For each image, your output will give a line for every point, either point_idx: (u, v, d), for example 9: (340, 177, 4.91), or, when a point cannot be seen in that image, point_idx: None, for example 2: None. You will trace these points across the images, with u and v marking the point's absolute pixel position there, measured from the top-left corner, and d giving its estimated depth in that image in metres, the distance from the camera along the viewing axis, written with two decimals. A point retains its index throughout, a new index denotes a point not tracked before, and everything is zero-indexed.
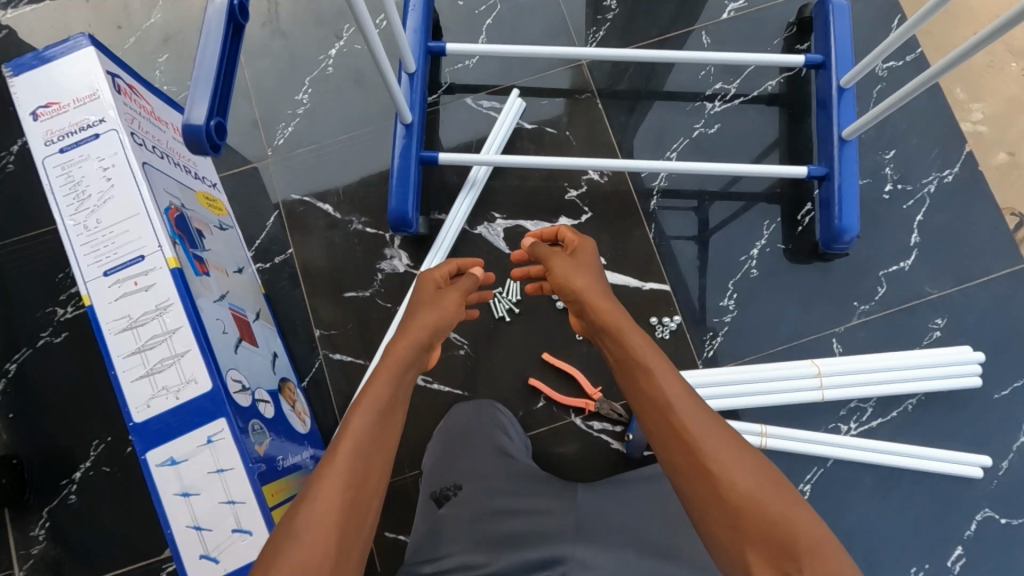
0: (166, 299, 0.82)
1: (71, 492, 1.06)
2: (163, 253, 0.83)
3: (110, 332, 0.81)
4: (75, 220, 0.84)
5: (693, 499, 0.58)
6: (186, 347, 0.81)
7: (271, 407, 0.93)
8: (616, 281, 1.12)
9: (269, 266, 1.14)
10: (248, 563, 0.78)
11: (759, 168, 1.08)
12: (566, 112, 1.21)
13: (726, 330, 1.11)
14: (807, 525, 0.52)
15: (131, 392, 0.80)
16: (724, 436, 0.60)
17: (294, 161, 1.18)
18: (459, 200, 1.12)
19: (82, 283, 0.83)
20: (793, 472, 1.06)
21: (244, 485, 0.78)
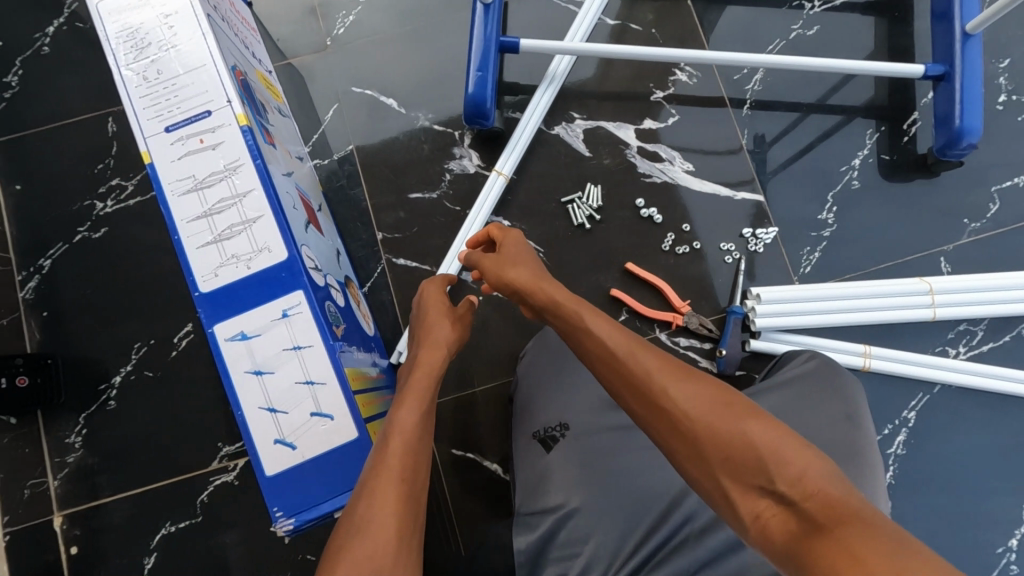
0: (235, 160, 0.71)
1: (111, 398, 0.98)
2: (234, 109, 0.72)
3: (172, 194, 0.70)
4: (133, 70, 0.72)
5: (674, 450, 0.57)
6: (259, 213, 0.71)
7: (342, 297, 0.83)
8: (705, 190, 1.04)
9: (327, 164, 1.05)
10: (330, 451, 0.68)
11: (871, 65, 0.98)
12: (651, 9, 1.11)
13: (825, 245, 1.02)
14: (773, 440, 0.52)
15: (197, 260, 0.70)
16: (678, 375, 0.59)
17: (356, 52, 1.08)
18: (537, 96, 1.02)
19: (141, 140, 0.71)
20: (895, 397, 0.98)
21: (325, 363, 0.69)
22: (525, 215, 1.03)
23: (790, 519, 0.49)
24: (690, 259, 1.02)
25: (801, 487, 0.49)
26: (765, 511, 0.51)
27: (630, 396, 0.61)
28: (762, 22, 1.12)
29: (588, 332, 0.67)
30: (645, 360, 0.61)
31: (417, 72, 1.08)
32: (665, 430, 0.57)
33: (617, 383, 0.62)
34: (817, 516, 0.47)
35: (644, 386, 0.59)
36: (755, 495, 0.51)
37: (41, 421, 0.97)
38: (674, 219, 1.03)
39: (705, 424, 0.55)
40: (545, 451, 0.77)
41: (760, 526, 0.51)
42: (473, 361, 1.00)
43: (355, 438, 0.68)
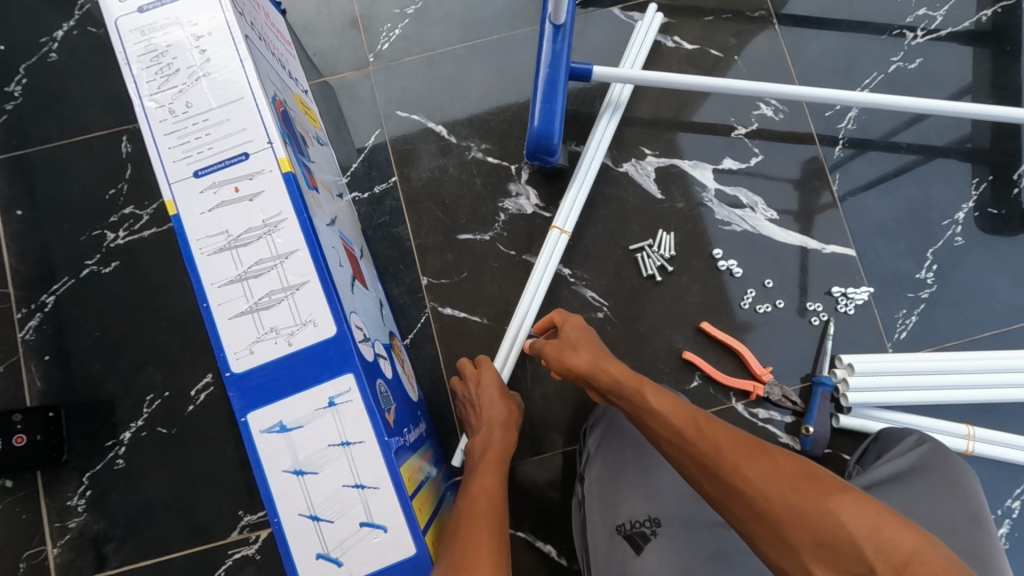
0: (276, 213, 0.58)
1: (119, 456, 0.87)
2: (275, 150, 0.58)
3: (201, 253, 0.57)
4: (158, 102, 0.59)
5: (751, 536, 0.46)
6: (303, 279, 0.57)
7: (389, 364, 0.71)
8: (791, 240, 0.93)
9: (368, 197, 0.93)
10: (383, 568, 0.57)
11: (991, 109, 0.86)
12: (734, 33, 1.00)
13: (923, 307, 0.91)
14: (870, 518, 0.40)
15: (229, 334, 0.57)
16: (747, 446, 0.49)
17: (402, 71, 0.97)
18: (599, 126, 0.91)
19: (165, 185, 0.58)
20: (998, 483, 0.87)
21: (379, 464, 0.57)
22: (588, 263, 0.92)
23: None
24: (772, 319, 0.91)
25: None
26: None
27: (698, 474, 0.51)
28: (857, 51, 1.00)
29: (648, 408, 0.59)
30: (709, 432, 0.52)
31: (471, 96, 0.96)
32: (741, 512, 0.46)
33: (681, 462, 0.53)
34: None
35: (710, 460, 0.50)
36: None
37: (40, 480, 0.86)
38: (755, 273, 0.92)
39: (781, 500, 0.44)
40: (635, 551, 0.67)
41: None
42: (526, 426, 0.89)
43: (413, 554, 0.57)
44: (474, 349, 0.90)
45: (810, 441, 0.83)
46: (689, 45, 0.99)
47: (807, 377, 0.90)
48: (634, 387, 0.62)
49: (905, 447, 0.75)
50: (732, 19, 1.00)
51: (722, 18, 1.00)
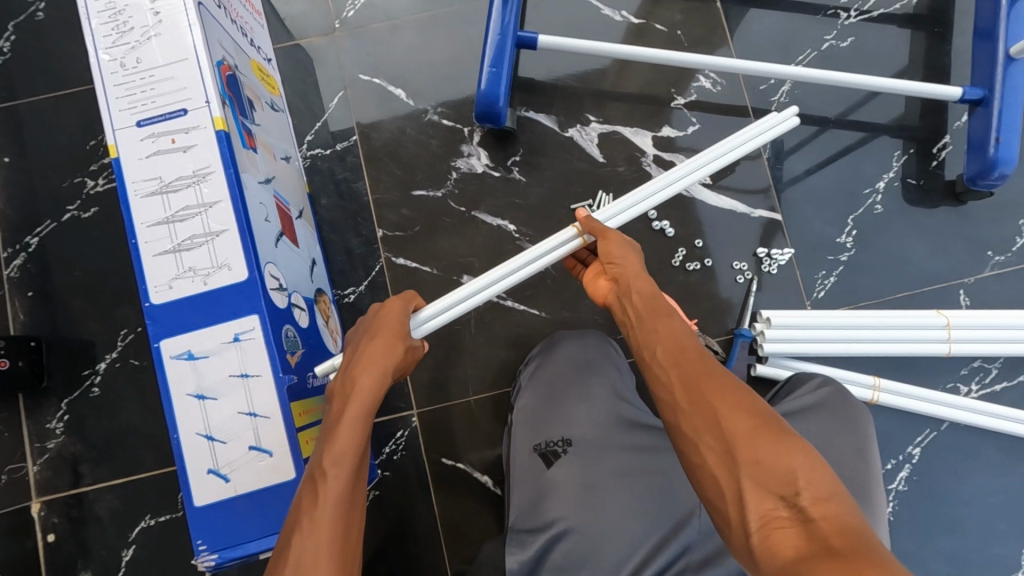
0: (206, 166, 0.69)
1: (95, 384, 0.95)
2: (211, 111, 0.70)
3: (135, 195, 0.68)
4: (111, 56, 0.70)
5: (702, 448, 0.53)
6: (223, 227, 0.68)
7: (307, 316, 0.80)
8: (721, 205, 1.00)
9: (331, 154, 1.01)
10: (265, 489, 0.65)
11: (910, 83, 0.92)
12: (678, 9, 1.06)
13: (841, 269, 0.98)
14: (813, 467, 0.48)
15: (151, 268, 0.67)
16: (735, 383, 0.55)
17: (365, 36, 1.03)
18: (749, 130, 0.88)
19: (109, 131, 0.69)
20: (901, 430, 0.95)
21: (270, 397, 0.66)
22: (532, 220, 0.99)
23: (801, 539, 0.44)
24: (701, 276, 0.98)
25: (823, 509, 0.46)
26: (776, 523, 0.46)
27: (681, 385, 0.57)
28: (794, 29, 1.06)
29: (658, 330, 0.64)
30: (710, 360, 0.58)
31: (429, 62, 1.03)
32: (703, 423, 0.53)
33: (671, 370, 0.58)
34: (830, 538, 0.43)
35: (698, 380, 0.56)
36: (773, 505, 0.47)
37: (23, 404, 0.94)
38: (687, 234, 0.99)
39: (743, 427, 0.51)
40: (546, 465, 0.75)
41: (766, 537, 0.46)
42: (470, 367, 0.97)
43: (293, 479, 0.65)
44: (424, 296, 0.97)
45: None
46: (636, 20, 1.05)
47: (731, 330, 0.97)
48: (657, 311, 0.66)
49: (810, 387, 0.82)
50: None
51: None
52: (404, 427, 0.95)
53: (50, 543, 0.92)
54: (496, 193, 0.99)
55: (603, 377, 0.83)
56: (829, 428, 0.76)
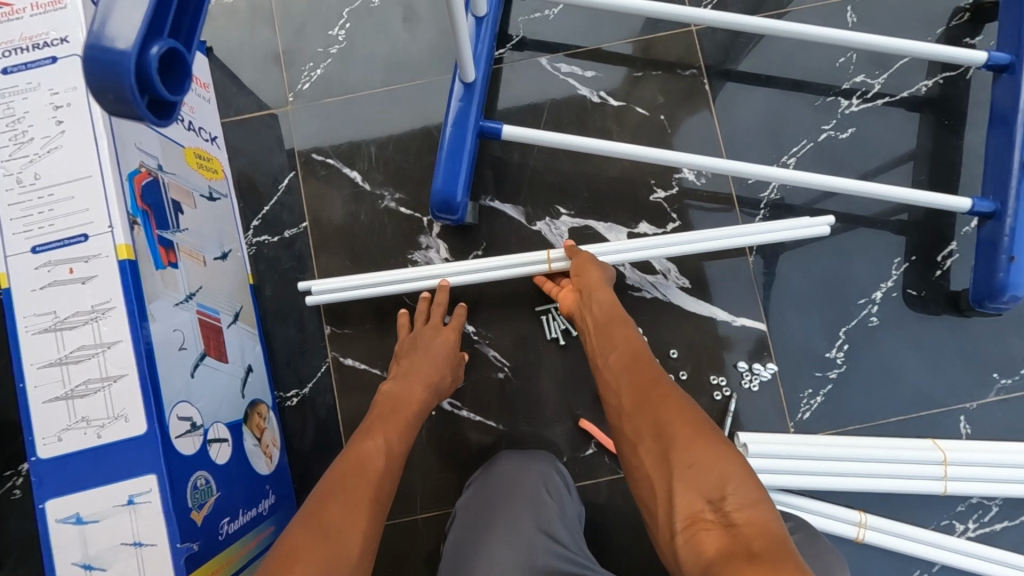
0: (105, 300, 0.61)
1: (17, 486, 0.89)
2: (114, 237, 0.62)
3: (26, 330, 0.61)
4: (7, 170, 0.63)
5: (642, 453, 0.59)
6: (122, 371, 0.61)
7: (229, 447, 0.73)
8: (701, 310, 0.92)
9: (278, 241, 0.93)
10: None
11: (899, 190, 0.83)
12: (663, 90, 0.97)
13: (829, 387, 0.89)
14: (737, 470, 0.52)
15: (40, 415, 0.60)
16: (677, 395, 0.62)
17: (320, 113, 0.95)
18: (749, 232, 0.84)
19: (2, 256, 0.62)
20: (888, 570, 0.86)
21: (165, 569, 0.59)
22: (492, 321, 0.91)
23: (721, 537, 0.48)
24: None
25: (746, 514, 0.49)
26: (702, 526, 0.50)
27: (632, 399, 0.64)
28: (789, 115, 0.97)
29: (617, 349, 0.72)
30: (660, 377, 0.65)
31: (387, 141, 0.94)
32: (646, 430, 0.60)
33: (627, 389, 0.66)
34: (747, 539, 0.47)
35: (648, 391, 0.63)
36: (700, 506, 0.51)
37: None
38: (660, 342, 0.91)
39: (681, 436, 0.56)
40: None
41: (693, 536, 0.50)
42: (417, 481, 0.89)
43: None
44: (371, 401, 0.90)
45: None
46: (616, 101, 0.97)
47: None
48: (620, 326, 0.74)
49: None
50: (662, 75, 0.97)
51: (651, 74, 0.97)
52: None
53: None
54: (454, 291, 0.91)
55: (531, 508, 0.75)
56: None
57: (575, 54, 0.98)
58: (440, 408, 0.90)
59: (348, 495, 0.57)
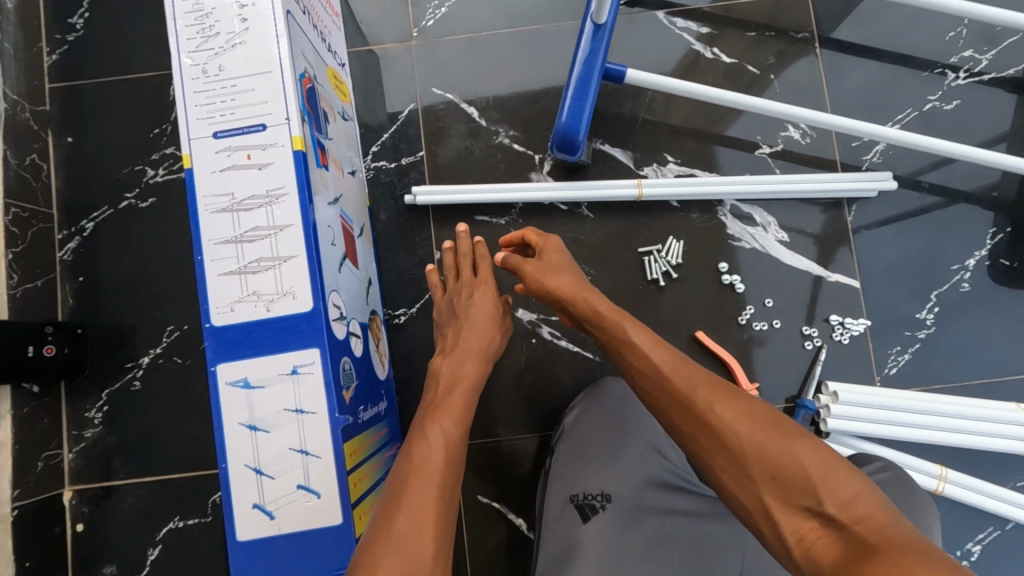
0: (280, 186, 0.66)
1: (136, 378, 0.94)
2: (290, 129, 0.66)
3: (205, 208, 0.66)
4: (193, 60, 0.67)
5: (716, 467, 0.55)
6: (292, 252, 0.65)
7: (361, 344, 0.77)
8: (797, 265, 0.95)
9: (394, 168, 0.97)
10: (308, 529, 0.63)
11: (1006, 158, 0.86)
12: (774, 52, 1.00)
13: (917, 347, 0.92)
14: (822, 464, 0.50)
15: (214, 287, 0.65)
16: (719, 394, 0.57)
17: (442, 49, 0.99)
18: (825, 176, 0.92)
19: (185, 139, 0.66)
20: (962, 525, 0.90)
21: (324, 436, 0.63)
22: (596, 259, 0.95)
23: (838, 542, 0.46)
24: (767, 337, 0.93)
25: (852, 513, 0.47)
26: (814, 538, 0.48)
27: (675, 414, 0.59)
28: (894, 85, 1.00)
29: (632, 345, 0.67)
30: (691, 377, 0.60)
31: (505, 81, 0.98)
32: (716, 446, 0.55)
33: (660, 401, 0.61)
34: (868, 540, 0.45)
35: (692, 399, 0.58)
36: (806, 520, 0.48)
37: (62, 389, 0.93)
38: (756, 291, 0.94)
39: (750, 445, 0.53)
40: (582, 520, 0.70)
41: (806, 547, 0.48)
42: (514, 405, 0.93)
43: (336, 524, 0.63)
44: None
45: None
46: (727, 58, 1.00)
47: (792, 399, 0.93)
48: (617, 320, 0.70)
49: (871, 469, 0.80)
50: (774, 37, 1.00)
51: (764, 36, 1.00)
52: None
53: (78, 532, 0.91)
54: (560, 227, 0.95)
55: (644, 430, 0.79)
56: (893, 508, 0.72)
57: (691, 11, 1.01)
58: (541, 337, 0.94)
59: (396, 499, 0.52)
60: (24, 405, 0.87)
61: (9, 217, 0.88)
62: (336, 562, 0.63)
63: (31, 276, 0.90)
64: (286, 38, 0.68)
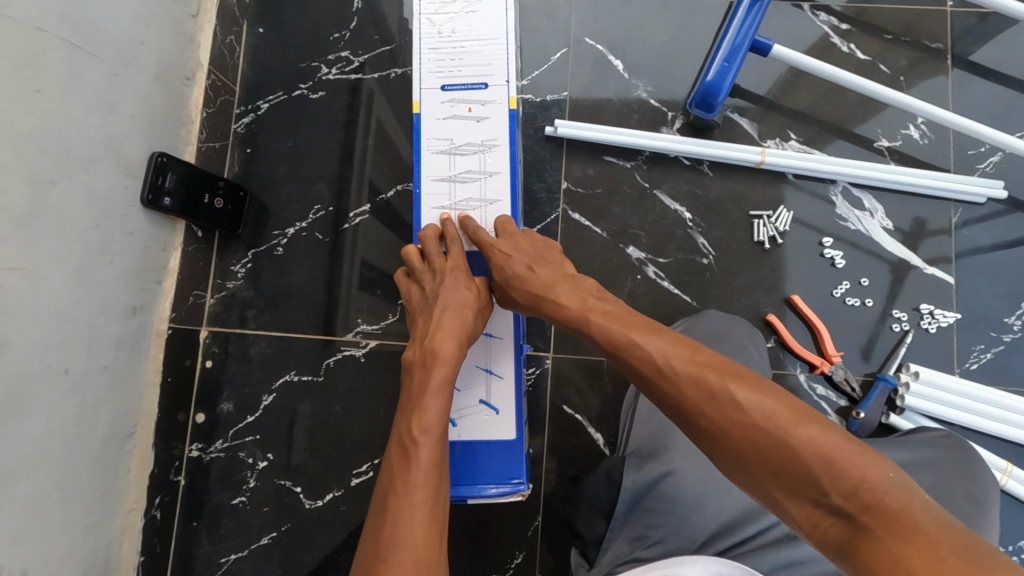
0: (493, 138, 0.80)
1: (280, 245, 1.06)
2: (508, 91, 0.80)
3: (428, 149, 0.81)
4: (433, 22, 0.82)
5: (723, 464, 0.55)
6: (496, 197, 0.80)
7: None
8: (895, 253, 1.02)
9: (538, 102, 1.07)
10: (483, 440, 0.76)
11: None
12: (907, 58, 1.08)
13: (1000, 348, 0.98)
14: (823, 452, 0.48)
15: (429, 217, 0.81)
16: (707, 402, 0.55)
17: (601, 5, 1.09)
18: (945, 179, 0.99)
19: (418, 88, 0.81)
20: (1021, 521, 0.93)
21: (506, 357, 0.78)
22: (709, 214, 1.03)
23: (846, 529, 0.46)
24: (856, 313, 1.00)
25: (858, 499, 0.46)
26: (822, 523, 0.48)
27: (672, 418, 0.59)
28: (1017, 107, 1.06)
29: (632, 341, 0.63)
30: (678, 377, 0.58)
31: (655, 43, 1.08)
32: (712, 445, 0.55)
33: (658, 405, 0.60)
34: (875, 523, 0.44)
35: (687, 400, 0.56)
36: (812, 510, 0.48)
37: (216, 242, 1.06)
38: (853, 270, 1.02)
39: (748, 445, 0.52)
40: None
41: (815, 528, 0.48)
42: None
43: (508, 439, 0.76)
44: (586, 252, 1.03)
45: (857, 421, 0.93)
46: (862, 56, 1.08)
47: (872, 374, 0.98)
48: (607, 314, 0.68)
49: (933, 435, 0.86)
50: (908, 44, 1.08)
51: (899, 41, 1.08)
52: (536, 366, 1.02)
53: (206, 368, 1.03)
54: (680, 179, 1.04)
55: (740, 353, 0.87)
56: (943, 470, 0.79)
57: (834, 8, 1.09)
58: (645, 274, 1.03)
59: (404, 465, 0.61)
60: (191, 244, 1.00)
61: (209, 81, 1.02)
62: (505, 473, 0.76)
63: (213, 138, 1.04)
64: (514, 16, 0.81)
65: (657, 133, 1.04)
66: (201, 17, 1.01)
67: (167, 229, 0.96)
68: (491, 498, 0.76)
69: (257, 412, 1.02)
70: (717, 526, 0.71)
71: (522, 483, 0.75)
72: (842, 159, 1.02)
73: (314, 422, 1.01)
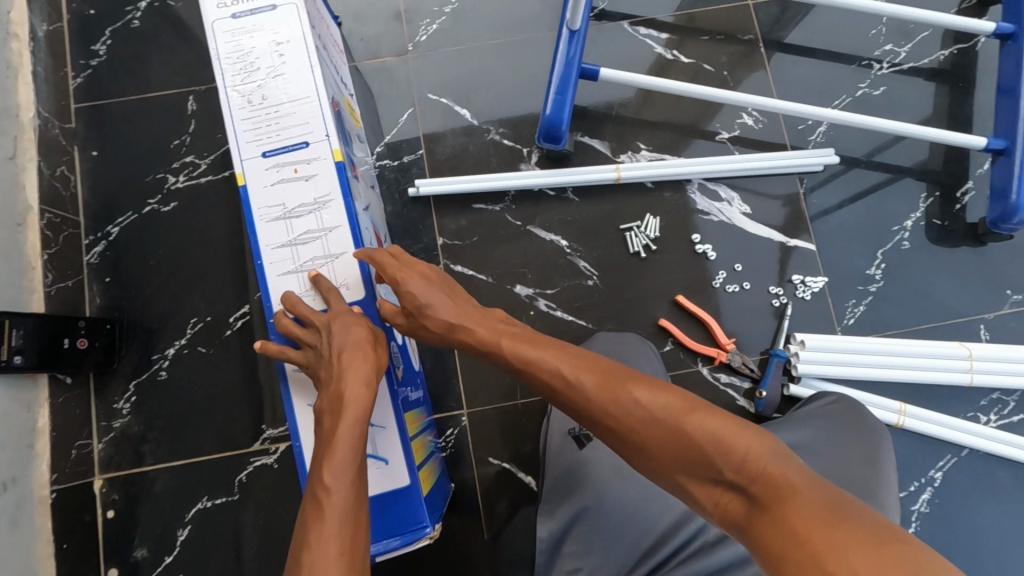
0: (326, 194, 0.79)
1: (162, 368, 1.01)
2: (330, 144, 0.79)
3: (262, 219, 0.78)
4: (239, 92, 0.80)
5: (634, 455, 0.56)
6: (341, 250, 0.79)
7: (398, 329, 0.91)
8: (761, 234, 1.08)
9: (396, 165, 1.08)
10: (378, 492, 0.74)
11: (929, 130, 1.00)
12: (725, 52, 1.16)
13: (869, 299, 1.06)
14: (714, 433, 0.51)
15: (277, 286, 0.78)
16: (613, 398, 0.57)
17: (436, 59, 1.11)
18: (777, 155, 1.06)
19: (239, 160, 0.79)
20: (925, 454, 1.00)
21: (385, 407, 0.76)
22: (584, 237, 1.07)
23: (743, 502, 0.48)
24: (739, 298, 1.06)
25: (748, 471, 0.48)
26: (724, 501, 0.50)
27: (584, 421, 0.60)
28: (832, 76, 1.16)
29: (539, 356, 0.65)
30: (584, 382, 0.60)
31: (496, 86, 1.11)
32: (624, 435, 0.56)
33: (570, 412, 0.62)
34: (764, 492, 0.47)
35: (599, 393, 0.58)
36: (714, 488, 0.51)
37: (92, 382, 0.99)
38: (726, 258, 1.07)
39: (654, 432, 0.54)
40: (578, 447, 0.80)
41: (715, 506, 0.51)
42: None
43: (402, 486, 0.75)
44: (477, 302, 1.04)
45: (762, 402, 0.96)
46: (686, 59, 1.15)
47: (766, 351, 1.03)
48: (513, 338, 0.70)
49: (825, 401, 0.91)
50: (726, 40, 1.16)
51: (716, 38, 1.16)
52: (454, 425, 1.01)
53: (110, 519, 0.96)
54: (549, 210, 1.07)
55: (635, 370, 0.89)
56: (840, 440, 0.82)
57: (652, 21, 1.16)
58: (538, 309, 1.04)
59: (317, 515, 0.58)
60: (59, 395, 0.95)
61: (45, 221, 0.97)
62: (404, 523, 0.74)
63: (63, 277, 0.99)
64: (320, 75, 0.81)
65: (517, 172, 1.07)
66: (20, 157, 0.96)
67: (27, 388, 0.91)
68: (396, 549, 0.75)
69: (175, 550, 0.96)
70: (640, 552, 0.71)
71: (424, 528, 0.74)
72: (692, 159, 1.07)
73: (238, 543, 0.96)
